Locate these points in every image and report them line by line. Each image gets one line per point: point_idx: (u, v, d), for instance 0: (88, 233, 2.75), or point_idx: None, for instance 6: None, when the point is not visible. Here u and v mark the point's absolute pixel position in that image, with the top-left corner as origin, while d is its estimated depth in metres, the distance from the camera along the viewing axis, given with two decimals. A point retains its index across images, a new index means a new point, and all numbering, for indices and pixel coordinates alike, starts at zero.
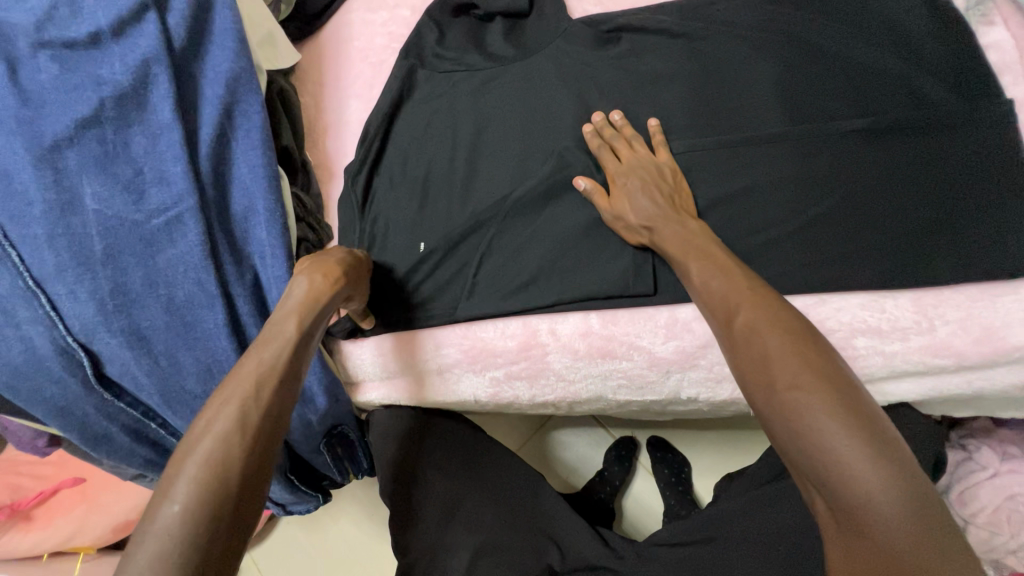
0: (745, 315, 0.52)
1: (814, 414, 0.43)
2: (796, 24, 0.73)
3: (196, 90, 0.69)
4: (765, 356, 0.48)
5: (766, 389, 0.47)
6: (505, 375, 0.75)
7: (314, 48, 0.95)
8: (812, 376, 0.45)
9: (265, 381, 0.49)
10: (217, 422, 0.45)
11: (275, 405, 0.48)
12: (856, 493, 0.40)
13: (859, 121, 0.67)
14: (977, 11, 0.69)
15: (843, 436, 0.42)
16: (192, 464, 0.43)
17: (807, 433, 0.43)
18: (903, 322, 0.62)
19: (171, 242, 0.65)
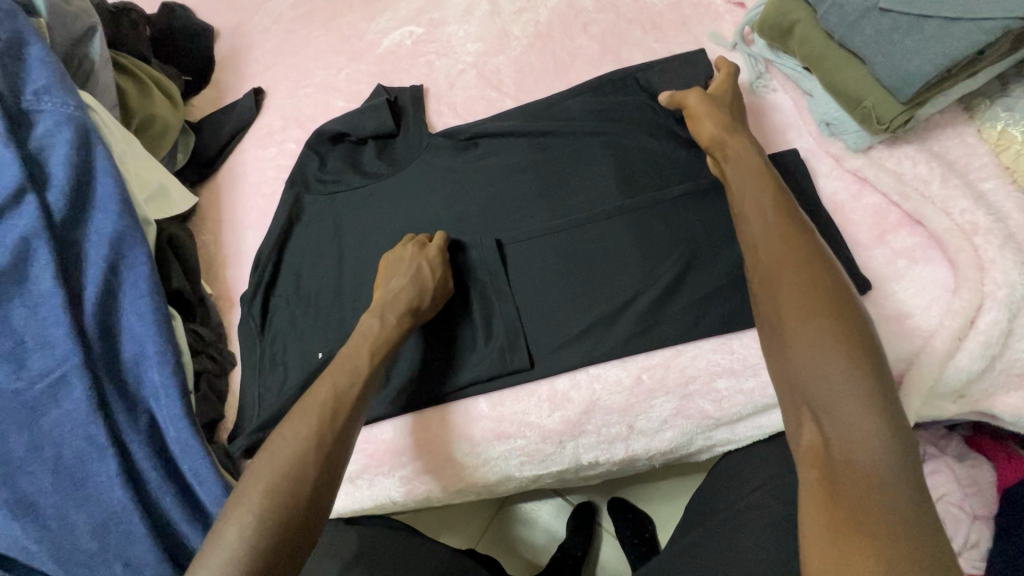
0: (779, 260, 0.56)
1: (830, 366, 0.48)
2: (621, 108, 0.83)
3: (80, 254, 0.74)
4: (788, 298, 0.53)
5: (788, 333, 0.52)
6: (411, 473, 0.76)
7: (212, 187, 1.02)
8: (836, 335, 0.50)
9: (305, 455, 0.57)
10: (250, 514, 0.52)
11: (307, 479, 0.55)
12: (850, 437, 0.46)
13: (682, 188, 0.75)
14: (760, 84, 0.80)
15: (839, 378, 0.48)
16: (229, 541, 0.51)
17: (796, 349, 0.51)
18: (751, 359, 0.68)
19: (58, 403, 0.67)
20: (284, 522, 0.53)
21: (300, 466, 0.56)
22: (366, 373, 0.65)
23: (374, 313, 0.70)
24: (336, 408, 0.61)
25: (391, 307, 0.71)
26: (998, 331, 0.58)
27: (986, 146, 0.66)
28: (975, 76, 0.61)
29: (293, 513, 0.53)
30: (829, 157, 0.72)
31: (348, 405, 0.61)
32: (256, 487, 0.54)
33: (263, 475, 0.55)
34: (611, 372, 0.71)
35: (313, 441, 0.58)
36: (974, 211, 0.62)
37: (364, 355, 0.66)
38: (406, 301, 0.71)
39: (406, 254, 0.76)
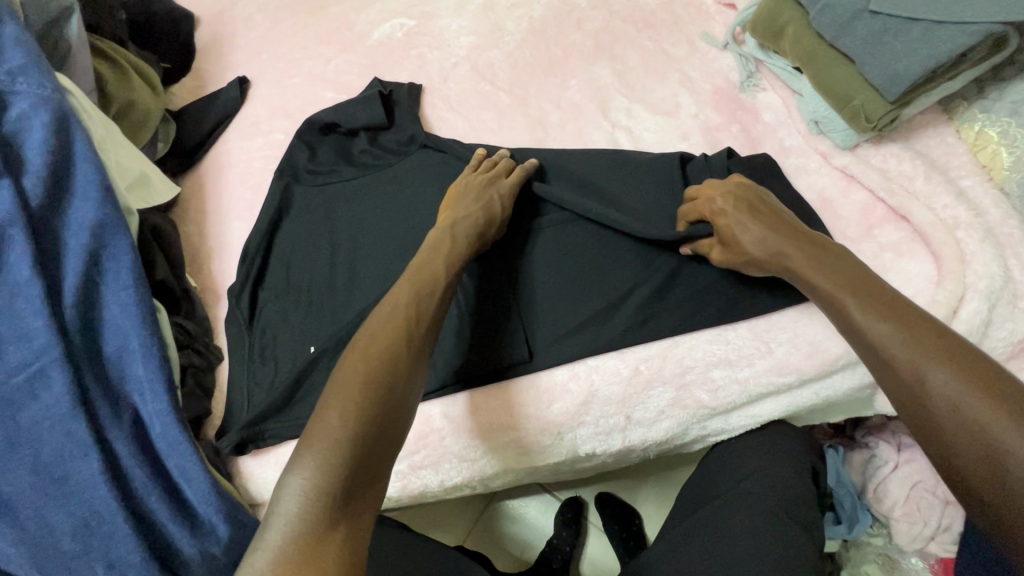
0: (870, 309, 0.56)
1: (942, 387, 0.49)
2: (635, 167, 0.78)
3: (59, 242, 0.70)
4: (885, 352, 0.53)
5: (890, 372, 0.53)
6: (408, 467, 0.75)
7: (195, 177, 0.99)
8: (941, 358, 0.50)
9: (393, 352, 0.56)
10: (346, 409, 0.52)
11: (394, 375, 0.55)
12: (968, 438, 0.46)
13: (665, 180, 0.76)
14: (750, 83, 0.82)
15: (977, 399, 0.47)
16: (323, 434, 0.50)
17: (914, 379, 0.50)
18: (746, 349, 0.70)
19: (35, 398, 0.64)
20: (373, 417, 0.52)
21: (390, 365, 0.55)
22: (447, 281, 0.64)
23: (446, 229, 0.69)
24: (421, 310, 0.60)
25: (464, 227, 0.70)
26: (979, 320, 0.61)
27: (964, 146, 0.69)
28: (956, 79, 0.64)
29: (385, 407, 0.53)
30: (818, 154, 0.75)
31: (422, 316, 0.60)
32: (353, 377, 0.54)
33: (357, 362, 0.55)
34: (610, 363, 0.72)
35: (399, 346, 0.57)
36: (955, 206, 0.65)
37: (442, 266, 0.65)
38: (476, 223, 0.71)
39: (471, 180, 0.75)
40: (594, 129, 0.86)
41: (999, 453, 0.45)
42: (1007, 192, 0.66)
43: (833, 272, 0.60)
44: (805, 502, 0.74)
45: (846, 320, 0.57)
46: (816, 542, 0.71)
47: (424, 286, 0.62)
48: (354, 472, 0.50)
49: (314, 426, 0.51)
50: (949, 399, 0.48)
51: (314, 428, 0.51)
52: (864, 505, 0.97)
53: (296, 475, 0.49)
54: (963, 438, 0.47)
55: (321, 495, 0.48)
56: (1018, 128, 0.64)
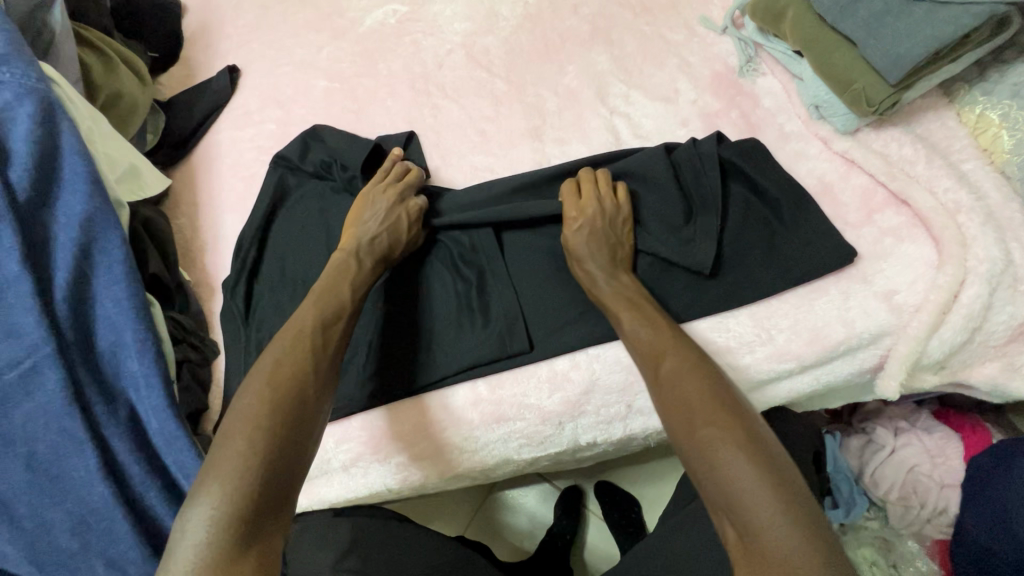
0: (671, 369, 0.59)
1: (716, 444, 0.52)
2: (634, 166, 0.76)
3: (48, 237, 0.69)
4: (687, 403, 0.56)
5: (676, 424, 0.55)
6: (408, 459, 0.74)
7: (186, 168, 0.97)
8: (722, 421, 0.53)
9: (291, 378, 0.59)
10: (247, 439, 0.54)
11: (299, 400, 0.58)
12: (728, 494, 0.49)
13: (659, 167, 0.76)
14: (750, 68, 0.81)
15: (759, 487, 0.48)
16: (226, 462, 0.53)
17: (709, 457, 0.51)
18: (746, 337, 0.68)
19: (29, 395, 0.63)
20: (277, 452, 0.54)
21: (293, 398, 0.58)
22: (350, 305, 0.68)
23: (352, 254, 0.71)
24: (326, 337, 0.64)
25: (367, 253, 0.72)
26: (979, 304, 0.61)
27: (965, 130, 0.69)
28: (958, 61, 0.64)
29: (290, 432, 0.56)
30: (818, 139, 0.74)
31: (323, 351, 0.63)
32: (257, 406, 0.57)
33: (260, 388, 0.58)
34: (612, 352, 0.71)
35: (300, 381, 0.60)
36: (957, 190, 0.65)
37: (347, 291, 0.68)
38: (380, 248, 0.73)
39: (377, 197, 0.77)
40: (592, 115, 0.84)
41: (770, 550, 0.45)
42: (1008, 176, 0.65)
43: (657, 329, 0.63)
44: None
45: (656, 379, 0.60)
46: None
47: (329, 319, 0.66)
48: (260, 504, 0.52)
49: (217, 459, 0.54)
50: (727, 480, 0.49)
51: (217, 459, 0.54)
52: (862, 488, 0.99)
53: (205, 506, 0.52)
54: (743, 527, 0.48)
55: (225, 528, 0.50)
56: (1019, 110, 0.64)
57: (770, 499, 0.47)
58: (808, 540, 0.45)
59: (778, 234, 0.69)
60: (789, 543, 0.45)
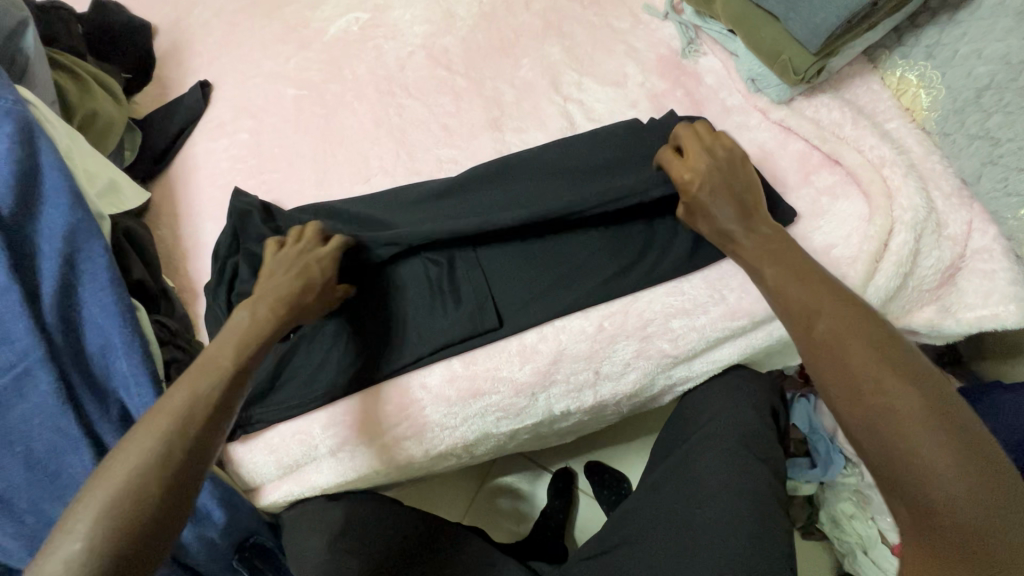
0: (830, 320, 0.50)
1: (898, 410, 0.43)
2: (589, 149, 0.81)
3: (33, 249, 0.72)
4: (844, 340, 0.48)
5: (843, 381, 0.47)
6: (393, 439, 0.78)
7: (165, 181, 1.01)
8: (905, 384, 0.44)
9: (195, 410, 0.54)
10: (127, 467, 0.49)
11: (191, 442, 0.52)
12: (919, 473, 0.41)
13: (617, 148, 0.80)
14: (691, 49, 0.86)
15: (921, 422, 0.42)
16: (100, 496, 0.47)
17: (860, 390, 0.46)
18: (701, 298, 0.75)
19: (24, 397, 0.66)
20: (144, 517, 0.47)
21: (167, 451, 0.50)
22: (242, 368, 0.59)
23: (245, 306, 0.65)
24: (201, 370, 0.58)
25: (264, 299, 0.66)
26: (907, 250, 0.66)
27: (888, 91, 0.75)
28: (875, 28, 0.69)
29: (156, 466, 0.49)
30: (757, 111, 0.79)
31: (214, 394, 0.56)
32: (137, 447, 0.50)
33: (156, 420, 0.52)
34: (577, 323, 0.76)
35: (176, 425, 0.52)
36: (881, 146, 0.71)
37: (233, 354, 0.60)
38: (276, 294, 0.67)
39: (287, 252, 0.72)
40: (548, 104, 0.89)
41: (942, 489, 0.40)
42: (927, 131, 0.72)
43: (810, 281, 0.54)
44: (767, 439, 0.79)
45: (808, 330, 0.51)
46: (778, 475, 0.76)
47: (240, 366, 0.59)
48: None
49: (97, 484, 0.48)
50: (884, 414, 0.44)
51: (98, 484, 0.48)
52: (836, 446, 1.01)
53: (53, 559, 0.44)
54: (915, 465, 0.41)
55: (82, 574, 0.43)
56: (933, 70, 0.70)
57: (941, 433, 0.42)
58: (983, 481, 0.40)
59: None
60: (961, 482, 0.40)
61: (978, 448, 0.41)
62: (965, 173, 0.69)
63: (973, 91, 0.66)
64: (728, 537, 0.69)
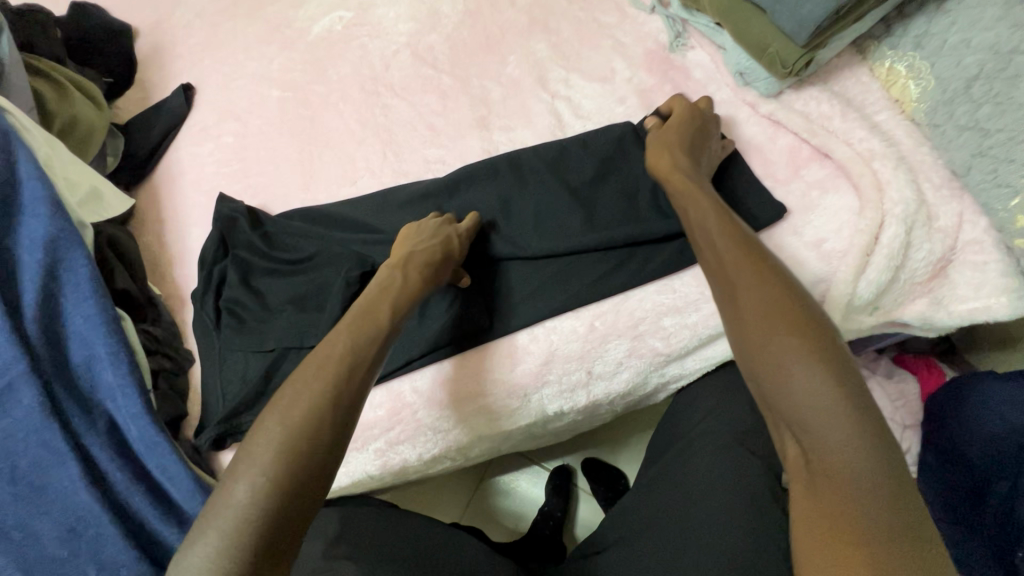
0: (748, 290, 0.52)
1: (793, 373, 0.47)
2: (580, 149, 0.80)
3: (14, 260, 0.71)
4: (754, 298, 0.51)
5: (748, 345, 0.50)
6: (386, 444, 0.77)
7: (149, 187, 1.00)
8: (794, 337, 0.48)
9: (351, 363, 0.57)
10: (285, 422, 0.51)
11: (336, 393, 0.54)
12: (802, 420, 0.45)
13: (610, 146, 0.80)
14: (679, 43, 0.85)
15: (806, 372, 0.46)
16: (276, 441, 0.49)
17: (759, 346, 0.49)
18: (693, 295, 0.74)
19: (8, 411, 0.65)
20: (302, 471, 0.49)
21: (313, 410, 0.52)
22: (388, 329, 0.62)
23: (397, 267, 0.69)
24: (358, 327, 0.61)
25: (418, 262, 0.70)
26: (898, 243, 0.65)
27: (878, 83, 0.75)
28: (863, 19, 0.68)
29: (313, 422, 0.51)
30: (746, 105, 0.78)
31: (371, 351, 0.59)
32: (299, 399, 0.52)
33: (305, 374, 0.55)
34: (568, 323, 0.75)
35: (340, 378, 0.55)
36: (870, 139, 0.70)
37: (387, 310, 0.64)
38: (432, 257, 0.70)
39: (429, 227, 0.75)
40: (535, 101, 0.88)
41: (815, 432, 0.45)
42: (918, 122, 0.72)
43: (738, 249, 0.55)
44: (760, 434, 0.78)
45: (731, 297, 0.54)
46: (772, 470, 0.76)
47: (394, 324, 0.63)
48: (275, 527, 0.46)
49: (257, 440, 0.50)
50: (776, 367, 0.48)
51: (258, 440, 0.50)
52: None
53: (221, 511, 0.46)
54: (795, 410, 0.46)
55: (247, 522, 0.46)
56: (922, 60, 0.69)
57: (823, 384, 0.45)
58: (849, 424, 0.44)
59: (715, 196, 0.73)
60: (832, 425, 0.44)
61: (855, 395, 0.45)
62: (955, 165, 0.68)
63: (963, 81, 0.65)
64: (722, 533, 0.69)
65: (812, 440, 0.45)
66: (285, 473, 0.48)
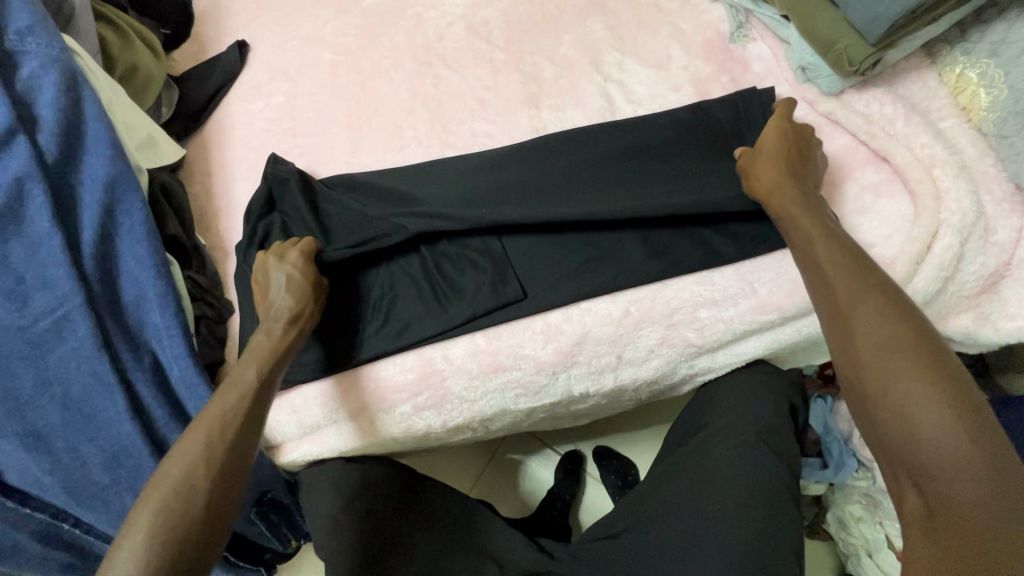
0: (868, 323, 0.55)
1: (909, 406, 0.50)
2: (631, 136, 0.80)
3: (74, 196, 0.74)
4: (881, 338, 0.54)
5: (868, 380, 0.54)
6: (412, 408, 0.79)
7: (199, 139, 1.01)
8: (917, 376, 0.51)
9: (224, 425, 0.60)
10: (168, 480, 0.55)
11: (225, 454, 0.59)
12: (923, 456, 0.48)
13: (667, 133, 0.79)
14: (740, 34, 0.84)
15: (928, 412, 0.49)
16: (158, 496, 0.54)
17: (880, 383, 0.53)
18: (731, 289, 0.74)
19: (62, 340, 0.68)
20: (185, 531, 0.53)
21: (193, 474, 0.56)
22: (257, 387, 0.64)
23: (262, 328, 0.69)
24: (238, 390, 0.64)
25: (274, 317, 0.70)
26: (951, 254, 0.64)
27: (946, 89, 0.73)
28: (938, 21, 0.66)
29: (194, 487, 0.55)
30: (805, 102, 0.77)
31: (244, 412, 0.62)
32: (185, 457, 0.57)
33: (200, 430, 0.59)
34: (602, 306, 0.75)
35: (212, 440, 0.59)
36: (932, 145, 0.69)
37: (250, 373, 0.65)
38: (286, 306, 0.70)
39: (268, 265, 0.75)
40: (587, 82, 0.87)
41: (935, 471, 0.47)
42: (984, 132, 0.70)
43: (853, 276, 0.59)
44: (783, 435, 0.78)
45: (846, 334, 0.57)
46: (793, 471, 0.76)
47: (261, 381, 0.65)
48: None
49: (148, 497, 0.55)
50: (895, 402, 0.51)
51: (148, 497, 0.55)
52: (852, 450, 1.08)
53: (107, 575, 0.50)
54: (916, 447, 0.49)
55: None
56: (996, 69, 0.67)
57: (948, 427, 0.48)
58: (973, 462, 0.46)
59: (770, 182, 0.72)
60: (951, 465, 0.47)
61: (986, 438, 0.47)
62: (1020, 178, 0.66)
63: None
64: (743, 521, 0.71)
65: (935, 475, 0.47)
66: (166, 535, 0.52)
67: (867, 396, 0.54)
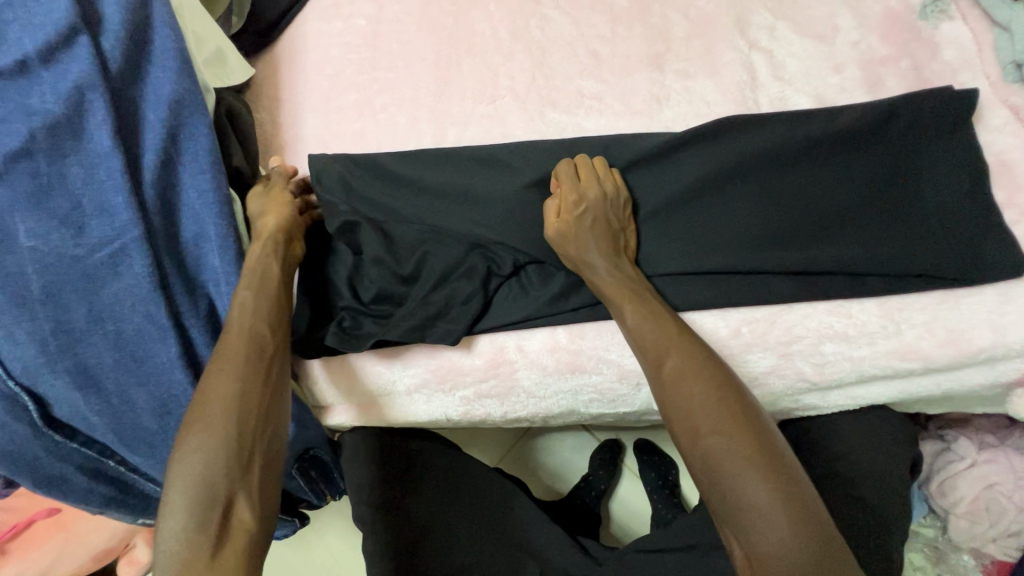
0: (704, 411, 0.53)
1: (741, 487, 0.50)
2: (791, 137, 0.65)
3: (137, 115, 0.66)
4: (690, 412, 0.54)
5: (705, 455, 0.52)
6: (474, 394, 0.72)
7: (268, 59, 0.90)
8: (743, 448, 0.51)
9: (229, 375, 0.56)
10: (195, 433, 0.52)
11: (247, 400, 0.55)
12: (757, 532, 0.48)
13: (835, 138, 0.65)
14: (935, 8, 0.70)
15: (753, 484, 0.50)
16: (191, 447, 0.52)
17: (723, 474, 0.51)
18: (871, 327, 0.63)
19: (118, 275, 0.62)
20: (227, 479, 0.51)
21: (218, 424, 0.53)
22: (259, 340, 0.59)
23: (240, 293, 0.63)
24: (231, 345, 0.58)
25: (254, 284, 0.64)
26: None
27: None
28: None
29: (222, 440, 0.52)
30: (1007, 107, 0.66)
31: (246, 359, 0.57)
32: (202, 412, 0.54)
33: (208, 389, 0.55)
34: (709, 322, 0.65)
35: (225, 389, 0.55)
36: None
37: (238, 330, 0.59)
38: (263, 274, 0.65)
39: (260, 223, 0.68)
40: (727, 47, 0.73)
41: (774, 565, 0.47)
42: None
43: (698, 364, 0.56)
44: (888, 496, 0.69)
45: (689, 439, 0.53)
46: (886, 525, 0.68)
47: (260, 330, 0.59)
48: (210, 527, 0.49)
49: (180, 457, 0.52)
50: (736, 491, 0.50)
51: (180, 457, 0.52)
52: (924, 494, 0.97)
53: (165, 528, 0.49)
54: (745, 525, 0.49)
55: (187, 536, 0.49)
56: None
57: (783, 510, 0.48)
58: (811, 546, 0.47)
59: (955, 222, 0.63)
60: (790, 552, 0.47)
61: (808, 510, 0.49)
62: None
63: None
64: None
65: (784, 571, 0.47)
66: (206, 487, 0.50)
67: (705, 480, 0.52)
